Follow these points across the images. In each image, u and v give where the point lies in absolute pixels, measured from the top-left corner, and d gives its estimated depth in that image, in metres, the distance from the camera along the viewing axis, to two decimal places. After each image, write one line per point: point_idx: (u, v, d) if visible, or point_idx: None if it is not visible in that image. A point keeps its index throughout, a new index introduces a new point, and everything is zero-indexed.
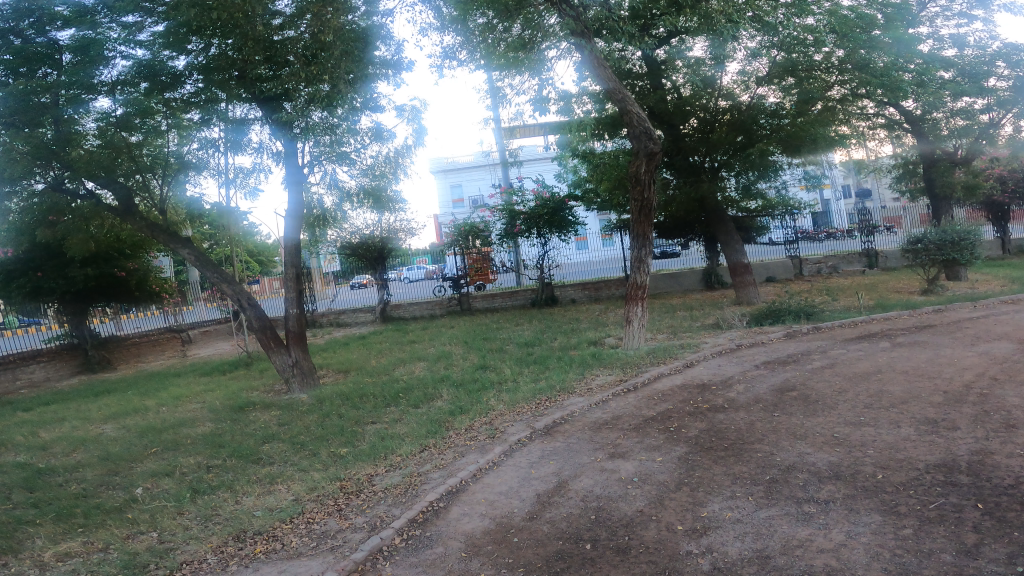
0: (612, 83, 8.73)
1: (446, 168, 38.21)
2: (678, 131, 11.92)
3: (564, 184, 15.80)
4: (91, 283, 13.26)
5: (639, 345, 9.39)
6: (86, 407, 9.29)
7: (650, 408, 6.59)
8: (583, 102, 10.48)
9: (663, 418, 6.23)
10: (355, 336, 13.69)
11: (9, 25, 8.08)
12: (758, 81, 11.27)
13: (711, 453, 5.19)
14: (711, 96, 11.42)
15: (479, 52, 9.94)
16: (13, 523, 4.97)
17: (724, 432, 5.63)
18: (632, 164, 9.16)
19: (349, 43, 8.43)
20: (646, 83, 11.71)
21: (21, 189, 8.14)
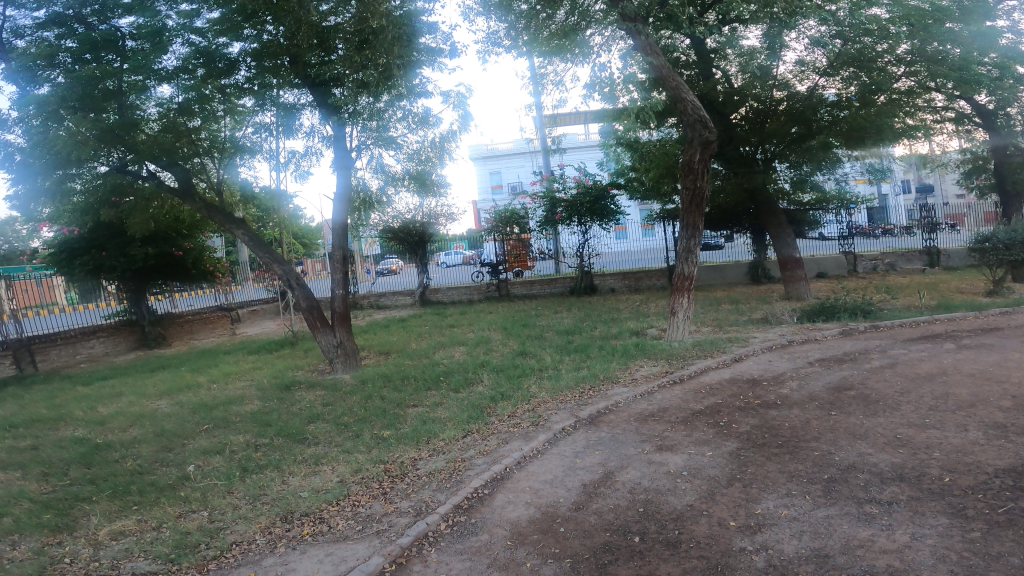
0: (665, 70, 8.54)
1: (486, 154, 38.14)
2: (728, 121, 11.59)
3: (606, 173, 15.59)
4: (150, 263, 13.69)
5: (682, 338, 9.22)
6: (141, 383, 9.66)
7: (698, 402, 6.48)
8: (628, 90, 9.72)
9: (712, 412, 6.11)
10: (395, 319, 13.81)
11: (73, 12, 8.23)
12: (818, 72, 10.86)
13: (765, 450, 5.06)
14: (765, 84, 11.03)
15: (524, 38, 9.79)
16: (70, 500, 5.17)
17: (778, 429, 5.49)
18: (685, 153, 8.98)
19: (399, 28, 8.40)
20: (696, 72, 11.41)
21: (86, 171, 8.42)
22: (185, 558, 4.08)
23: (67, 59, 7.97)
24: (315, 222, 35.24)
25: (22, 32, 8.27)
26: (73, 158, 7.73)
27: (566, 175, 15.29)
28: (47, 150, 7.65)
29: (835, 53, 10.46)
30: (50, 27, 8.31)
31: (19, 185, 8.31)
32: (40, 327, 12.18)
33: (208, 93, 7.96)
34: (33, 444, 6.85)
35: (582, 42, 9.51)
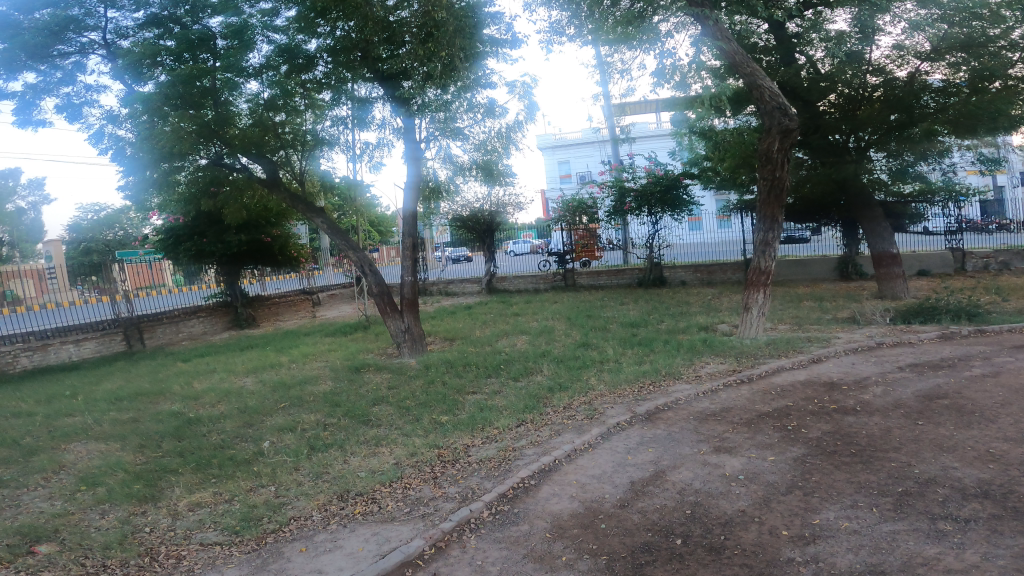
0: (738, 57, 8.18)
1: (554, 144, 38.00)
2: (815, 109, 10.93)
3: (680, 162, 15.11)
4: (244, 248, 14.67)
5: (756, 335, 8.82)
6: (232, 360, 10.46)
7: (765, 403, 6.20)
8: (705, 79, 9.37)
9: (781, 415, 5.83)
10: (462, 306, 14.06)
11: (169, 13, 8.91)
12: (918, 56, 10.00)
13: (834, 458, 4.78)
14: (858, 70, 10.26)
15: (588, 27, 9.58)
16: (160, 471, 5.68)
17: (854, 436, 5.17)
18: (763, 142, 8.53)
19: (462, 20, 8.52)
20: (776, 57, 10.81)
21: (188, 164, 8.99)
22: (248, 530, 4.41)
23: (167, 60, 8.43)
24: (389, 210, 36.49)
25: (125, 33, 9.05)
26: (175, 152, 8.30)
27: (636, 164, 15.02)
28: (152, 145, 8.20)
29: (938, 37, 9.62)
30: (149, 28, 9.00)
31: (130, 176, 9.06)
32: (148, 307, 13.24)
33: (291, 88, 8.47)
34: (134, 417, 7.58)
35: (649, 29, 9.20)
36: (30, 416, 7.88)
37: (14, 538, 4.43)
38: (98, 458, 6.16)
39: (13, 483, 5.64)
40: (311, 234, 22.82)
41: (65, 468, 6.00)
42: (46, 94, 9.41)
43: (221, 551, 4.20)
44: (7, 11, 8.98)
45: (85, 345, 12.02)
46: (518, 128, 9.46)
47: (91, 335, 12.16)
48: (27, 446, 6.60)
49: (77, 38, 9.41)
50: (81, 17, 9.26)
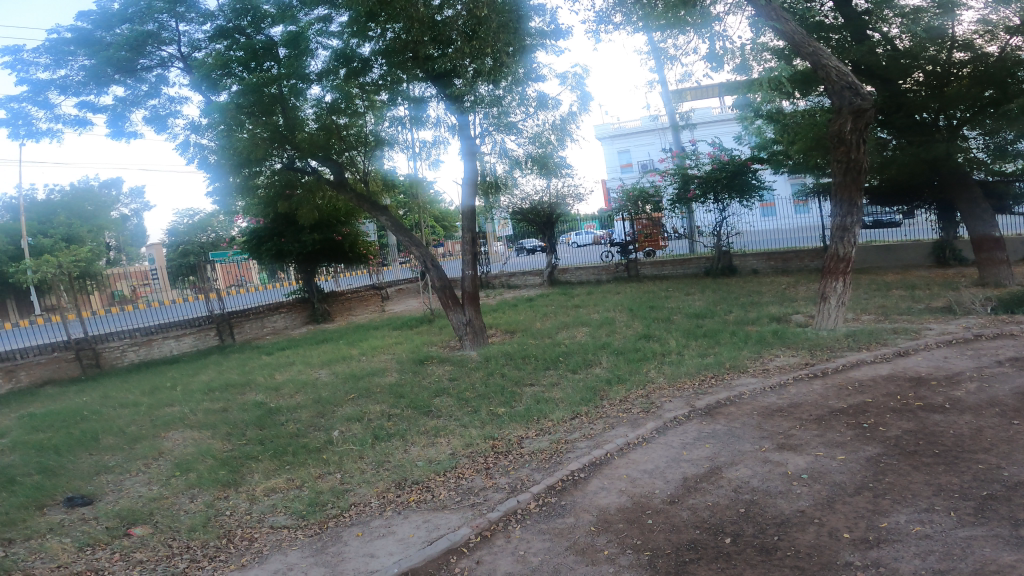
0: (798, 36, 7.86)
1: (614, 134, 37.41)
2: (897, 86, 10.32)
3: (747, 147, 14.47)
4: (317, 247, 15.37)
5: (834, 327, 8.33)
6: (309, 353, 11.05)
7: (841, 399, 5.86)
8: (761, 60, 9.19)
9: (858, 412, 5.49)
10: (524, 298, 14.15)
11: (234, 25, 9.59)
12: (1008, 31, 9.33)
13: (913, 459, 4.46)
14: (940, 45, 9.77)
15: (637, 14, 9.30)
16: (242, 458, 6.10)
17: (938, 436, 4.80)
18: (833, 123, 8.10)
19: (504, 14, 8.58)
20: (846, 35, 10.46)
21: (265, 169, 9.52)
22: (313, 515, 4.67)
23: (239, 70, 8.97)
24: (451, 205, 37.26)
25: (198, 45, 9.74)
26: (252, 157, 8.84)
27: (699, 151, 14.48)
28: (234, 152, 8.81)
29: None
30: (219, 40, 9.83)
31: (216, 182, 9.82)
32: (236, 304, 14.27)
33: (352, 92, 8.66)
34: (223, 406, 8.17)
35: (699, 13, 8.99)
36: (135, 405, 8.68)
37: (115, 521, 4.90)
38: (191, 446, 6.70)
39: (119, 468, 6.24)
40: (378, 232, 23.54)
41: (163, 454, 6.56)
42: (133, 106, 10.28)
43: (288, 534, 4.47)
44: (90, 29, 9.76)
45: (184, 340, 13.02)
46: (573, 119, 9.45)
47: (188, 330, 13.15)
48: (132, 434, 7.27)
49: (156, 51, 10.31)
50: (157, 31, 10.11)
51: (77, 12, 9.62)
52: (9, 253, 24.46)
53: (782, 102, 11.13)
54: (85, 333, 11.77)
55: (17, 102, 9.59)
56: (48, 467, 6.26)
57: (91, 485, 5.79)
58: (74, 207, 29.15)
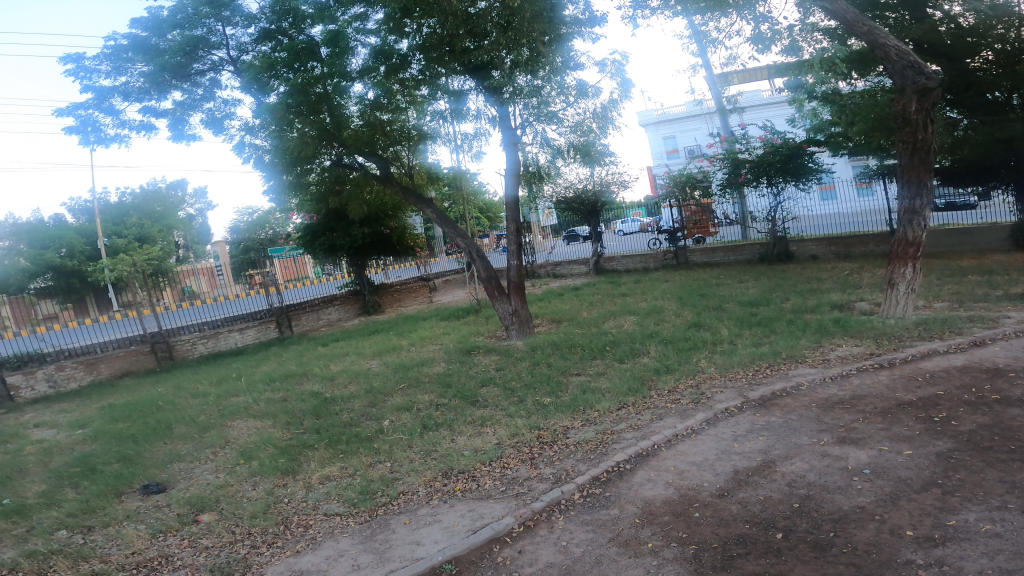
0: (851, 15, 7.41)
1: (658, 119, 36.56)
2: (964, 66, 10.14)
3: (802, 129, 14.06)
4: (367, 240, 15.70)
5: (904, 314, 7.89)
6: (361, 344, 11.33)
7: (908, 392, 5.55)
8: (814, 39, 8.71)
9: (927, 405, 5.19)
10: (571, 287, 14.07)
11: (276, 27, 9.82)
12: None
13: (987, 455, 4.19)
14: (1009, 23, 9.55)
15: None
16: (299, 446, 6.32)
17: (1015, 431, 4.48)
18: (896, 104, 7.62)
19: (538, 4, 8.50)
20: (905, 14, 10.29)
21: (314, 166, 9.74)
22: (363, 502, 4.80)
23: (284, 71, 9.14)
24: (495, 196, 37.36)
25: (245, 48, 10.05)
26: (302, 155, 9.10)
27: (750, 134, 14.01)
28: (286, 151, 9.09)
29: None
30: (264, 41, 10.10)
31: (270, 180, 10.13)
32: (294, 297, 14.78)
33: (393, 88, 8.94)
34: (283, 396, 8.49)
35: None
36: (204, 396, 9.14)
37: (185, 508, 5.18)
38: (254, 434, 6.99)
39: (190, 457, 6.57)
40: (425, 225, 23.78)
41: (229, 443, 6.87)
42: (190, 109, 10.73)
43: (340, 521, 4.61)
44: (144, 35, 10.16)
45: (247, 333, 13.55)
46: (615, 105, 9.26)
47: (251, 323, 13.67)
48: (201, 423, 7.65)
49: (207, 56, 10.67)
50: (206, 36, 10.41)
51: (131, 19, 10.04)
52: (88, 253, 26.16)
53: (839, 83, 10.77)
54: (159, 328, 12.42)
55: (85, 109, 10.15)
56: (127, 455, 6.66)
57: (164, 473, 6.13)
58: (145, 208, 30.89)
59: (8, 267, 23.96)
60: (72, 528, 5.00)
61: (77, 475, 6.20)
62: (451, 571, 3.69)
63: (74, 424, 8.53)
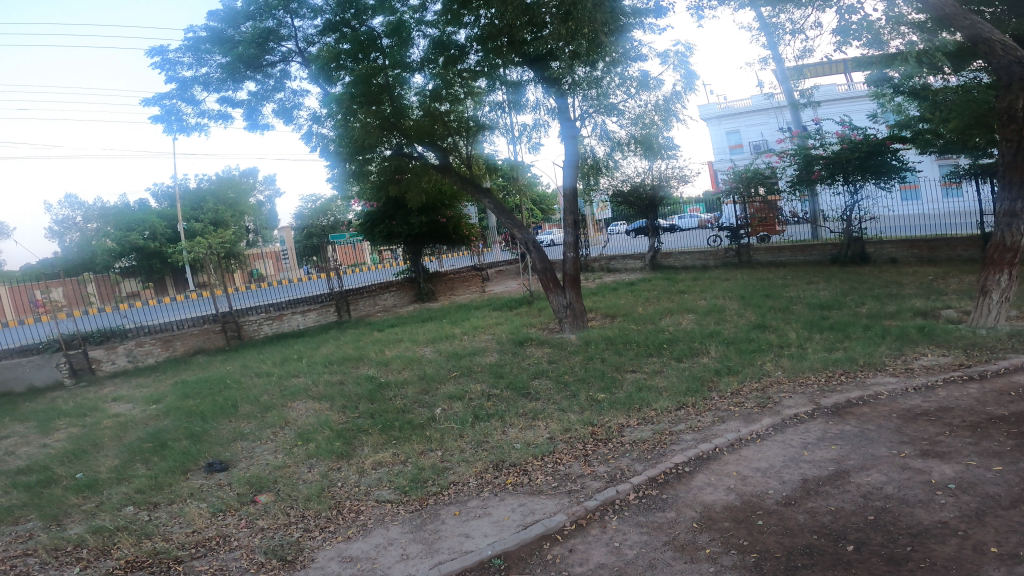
0: (950, 8, 6.86)
1: (721, 113, 35.54)
2: None
3: (883, 126, 13.20)
4: (424, 229, 15.85)
5: (996, 325, 7.36)
6: (415, 331, 11.48)
7: (999, 406, 5.16)
8: (902, 33, 8.16)
9: (1021, 420, 4.81)
10: (625, 282, 13.86)
11: (340, 18, 9.94)
12: None
13: None
14: None
15: None
16: (355, 430, 6.45)
17: None
18: (1000, 100, 7.10)
19: None
20: (1002, 8, 9.60)
21: (375, 155, 9.85)
22: (415, 490, 4.84)
23: (347, 62, 9.19)
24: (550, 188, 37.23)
25: (312, 39, 10.24)
26: (363, 144, 9.20)
27: (825, 130, 13.34)
28: (348, 140, 9.20)
29: None
30: (329, 33, 10.25)
31: (334, 168, 10.31)
32: (353, 282, 15.15)
33: (451, 78, 8.95)
34: (340, 379, 8.70)
35: None
36: (268, 375, 9.47)
37: (244, 487, 5.36)
38: (312, 416, 7.18)
39: (252, 436, 6.81)
40: (480, 215, 23.95)
41: (288, 424, 7.07)
42: (263, 100, 11.06)
43: (391, 508, 4.67)
44: (221, 27, 10.53)
45: (309, 315, 13.95)
46: (678, 98, 8.99)
47: (313, 306, 14.08)
48: (264, 402, 7.92)
49: (277, 47, 10.88)
50: (276, 28, 10.60)
51: (209, 11, 10.40)
52: (168, 235, 27.64)
53: (930, 78, 10.11)
54: (230, 308, 12.95)
55: (169, 99, 10.60)
56: (195, 432, 6.96)
57: (228, 451, 6.36)
58: (220, 194, 31.89)
59: (98, 248, 25.58)
60: (138, 504, 5.24)
61: (149, 450, 6.53)
62: (500, 567, 3.67)
63: (148, 399, 8.99)
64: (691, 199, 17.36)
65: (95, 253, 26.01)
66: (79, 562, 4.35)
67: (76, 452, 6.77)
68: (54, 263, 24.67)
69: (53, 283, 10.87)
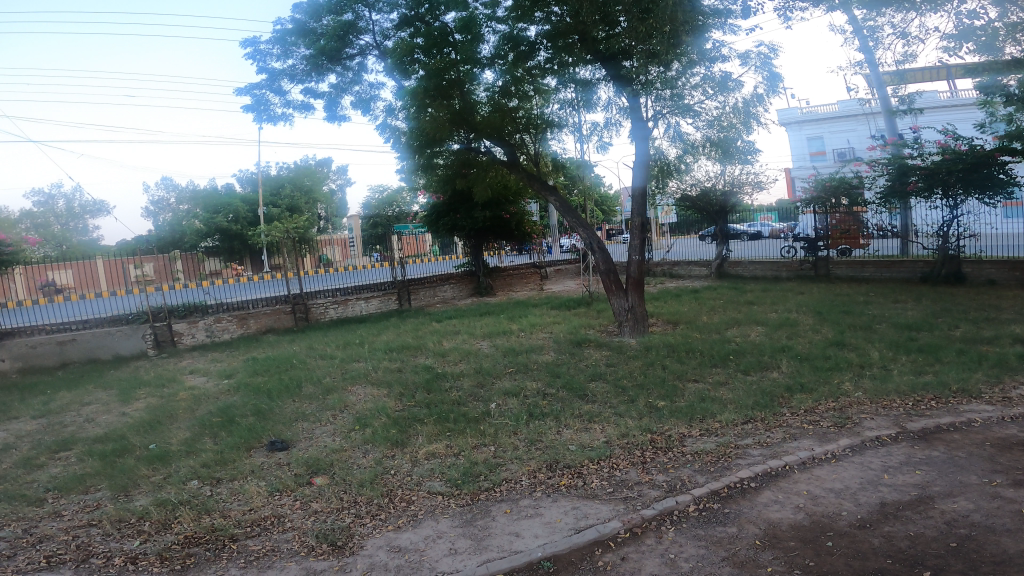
0: None
1: (801, 118, 34.18)
2: None
3: (991, 138, 12.20)
4: (487, 224, 15.93)
5: None
6: (473, 324, 11.56)
7: None
8: (1016, 39, 8.09)
9: None
10: (688, 288, 13.51)
11: (415, 13, 10.07)
12: None
13: None
14: None
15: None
16: (412, 419, 6.53)
17: None
18: None
19: None
20: None
21: (444, 149, 9.91)
22: (467, 484, 4.86)
23: (420, 56, 9.28)
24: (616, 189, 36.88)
25: (388, 33, 10.43)
26: (433, 137, 9.28)
27: (922, 140, 12.54)
28: (420, 133, 9.33)
29: None
30: (404, 27, 10.41)
31: (404, 160, 10.46)
32: (415, 273, 15.42)
33: (520, 75, 8.90)
34: (399, 366, 8.86)
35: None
36: (331, 358, 9.76)
37: (302, 469, 5.52)
38: (371, 402, 7.33)
39: (313, 417, 7.01)
40: (541, 213, 23.92)
41: (347, 407, 7.25)
42: (342, 92, 11.42)
43: (442, 501, 4.69)
44: (304, 20, 10.88)
45: (372, 302, 14.29)
46: (758, 100, 8.65)
47: (376, 294, 14.43)
48: (326, 385, 8.17)
49: (356, 41, 11.15)
50: (355, 21, 10.86)
51: (294, 4, 10.76)
52: (250, 218, 29.02)
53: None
54: (301, 291, 13.42)
55: (259, 89, 11.06)
56: (260, 410, 7.23)
57: (289, 431, 6.57)
58: (296, 181, 33.10)
59: (187, 227, 27.13)
60: (203, 478, 5.48)
61: (217, 425, 6.82)
62: (549, 569, 3.62)
63: (221, 373, 9.44)
64: (761, 208, 16.69)
65: (184, 232, 27.64)
66: (140, 535, 4.57)
67: (151, 422, 7.16)
68: (145, 239, 26.36)
69: (146, 258, 11.73)
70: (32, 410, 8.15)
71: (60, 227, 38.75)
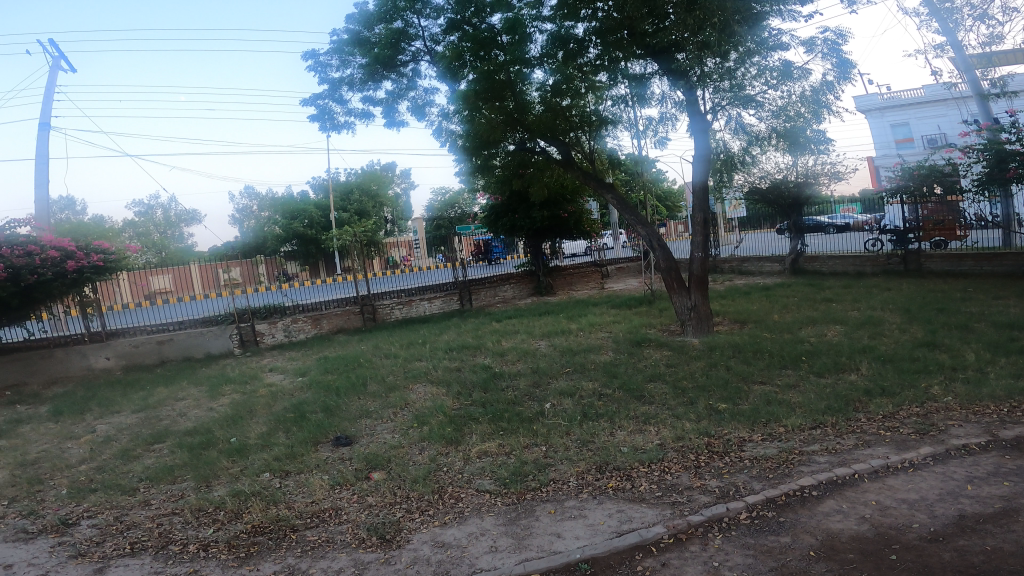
0: None
1: (883, 105, 31.98)
2: None
3: None
4: (546, 223, 15.83)
5: None
6: (533, 323, 11.58)
7: None
8: None
9: None
10: (759, 286, 12.95)
11: (462, 17, 10.16)
12: None
13: None
14: None
15: None
16: (467, 418, 6.62)
17: None
18: None
19: None
20: None
21: (499, 150, 10.00)
22: (515, 484, 4.87)
23: (471, 59, 9.42)
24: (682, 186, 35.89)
25: (437, 38, 10.61)
26: (487, 139, 9.36)
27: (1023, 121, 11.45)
28: (474, 135, 9.46)
29: None
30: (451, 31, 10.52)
31: (461, 162, 10.63)
32: (477, 273, 15.69)
33: (571, 73, 8.88)
34: (458, 365, 9.01)
35: None
36: (395, 357, 10.05)
37: (361, 464, 5.72)
38: (430, 400, 7.49)
39: (375, 414, 7.25)
40: (602, 210, 23.62)
41: (407, 405, 7.45)
42: (398, 98, 11.74)
43: (489, 499, 4.73)
44: (358, 29, 11.23)
45: (435, 302, 14.66)
46: (829, 88, 8.19)
47: (438, 295, 14.75)
48: (389, 383, 8.42)
49: (408, 47, 11.41)
50: (405, 28, 11.11)
51: (348, 15, 11.13)
52: (323, 223, 30.41)
53: None
54: (368, 292, 13.91)
55: (321, 100, 11.54)
56: (328, 407, 7.55)
57: (353, 427, 6.83)
58: (364, 186, 34.25)
59: (268, 233, 28.71)
60: (273, 471, 5.79)
61: (290, 420, 7.20)
62: (587, 571, 3.58)
63: (296, 371, 9.94)
64: (843, 198, 15.37)
65: (266, 238, 29.30)
66: (214, 524, 4.89)
67: (232, 417, 7.63)
68: (229, 246, 28.12)
69: (233, 264, 12.69)
70: (132, 405, 8.89)
71: (159, 236, 42.05)
